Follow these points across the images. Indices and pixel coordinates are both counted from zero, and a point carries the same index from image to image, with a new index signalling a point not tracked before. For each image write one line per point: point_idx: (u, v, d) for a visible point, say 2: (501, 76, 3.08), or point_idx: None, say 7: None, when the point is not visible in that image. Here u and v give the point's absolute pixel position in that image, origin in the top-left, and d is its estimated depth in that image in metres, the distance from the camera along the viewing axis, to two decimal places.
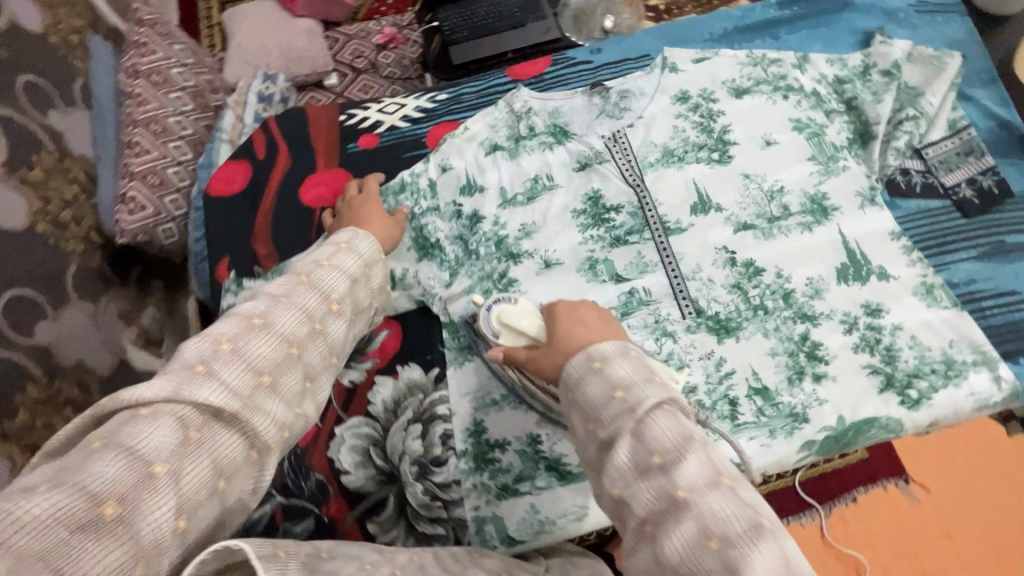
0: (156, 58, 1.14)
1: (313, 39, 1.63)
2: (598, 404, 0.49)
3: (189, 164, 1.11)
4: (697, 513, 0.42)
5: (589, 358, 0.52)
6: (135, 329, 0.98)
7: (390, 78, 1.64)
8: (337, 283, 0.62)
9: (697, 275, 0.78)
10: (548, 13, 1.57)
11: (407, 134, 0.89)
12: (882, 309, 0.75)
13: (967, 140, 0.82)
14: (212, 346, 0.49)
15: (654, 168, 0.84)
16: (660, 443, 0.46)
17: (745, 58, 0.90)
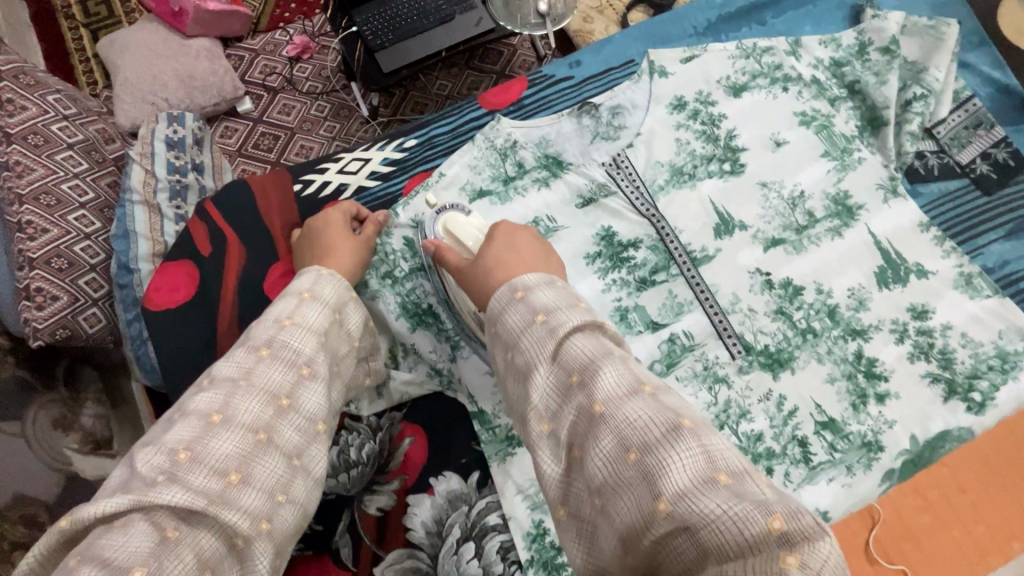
0: (28, 115, 0.93)
1: (217, 63, 1.42)
2: (518, 331, 0.46)
3: (100, 235, 0.91)
4: (615, 426, 0.37)
5: (512, 287, 0.48)
6: (75, 434, 0.78)
7: (312, 93, 1.49)
8: (307, 343, 0.50)
9: (736, 307, 0.71)
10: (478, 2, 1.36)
11: (380, 194, 0.75)
12: (929, 310, 0.71)
13: (973, 111, 0.79)
14: (168, 458, 0.41)
15: (665, 192, 0.76)
16: (578, 361, 0.42)
17: (736, 50, 0.81)
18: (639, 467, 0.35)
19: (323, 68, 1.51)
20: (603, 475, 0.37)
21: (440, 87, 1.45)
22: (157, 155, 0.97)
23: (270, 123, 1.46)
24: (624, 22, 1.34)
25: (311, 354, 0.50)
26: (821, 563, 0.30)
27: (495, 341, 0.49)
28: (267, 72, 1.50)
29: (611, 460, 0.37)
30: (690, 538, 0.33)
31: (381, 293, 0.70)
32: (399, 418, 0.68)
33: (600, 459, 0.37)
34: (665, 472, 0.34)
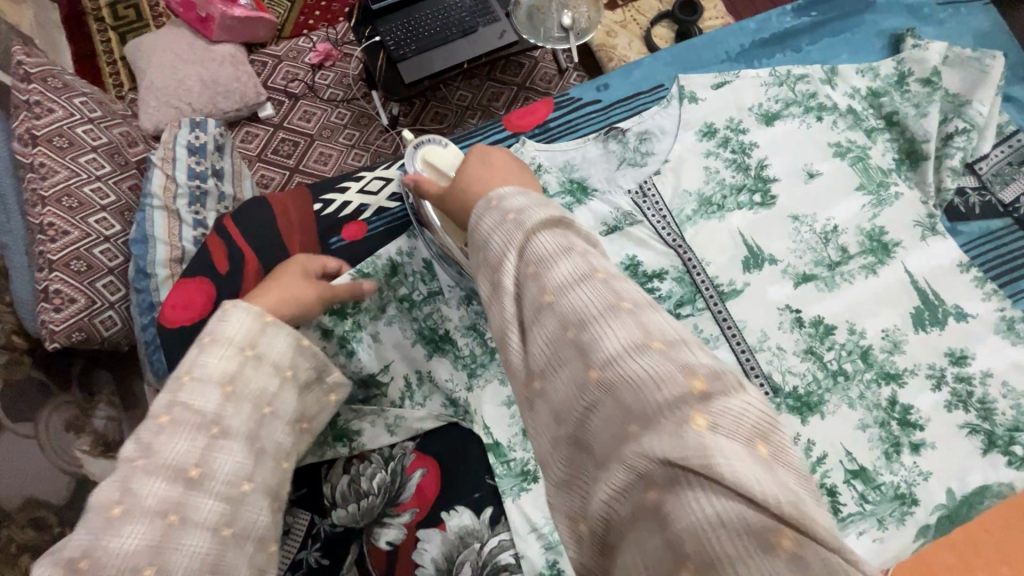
0: (56, 117, 0.93)
1: (241, 69, 1.42)
2: (488, 232, 0.42)
3: (119, 237, 0.92)
4: (559, 311, 0.36)
5: (485, 196, 0.44)
6: (87, 436, 0.78)
7: (333, 101, 1.48)
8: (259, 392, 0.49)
9: (764, 345, 0.68)
10: (501, 13, 1.33)
11: (399, 214, 0.74)
12: (968, 356, 0.68)
13: (1018, 148, 0.76)
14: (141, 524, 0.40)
15: (692, 222, 0.73)
16: (539, 252, 0.39)
17: (769, 77, 0.79)
18: (575, 344, 0.35)
19: (344, 76, 1.51)
20: (544, 358, 0.36)
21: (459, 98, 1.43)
22: (179, 161, 0.97)
23: (291, 129, 1.46)
24: (647, 39, 1.32)
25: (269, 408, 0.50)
26: (734, 421, 0.29)
27: (476, 261, 0.43)
28: (289, 78, 1.50)
29: (549, 338, 0.36)
30: (614, 403, 0.32)
31: (398, 320, 0.69)
32: (411, 448, 0.66)
33: (542, 343, 0.36)
34: (599, 342, 0.34)
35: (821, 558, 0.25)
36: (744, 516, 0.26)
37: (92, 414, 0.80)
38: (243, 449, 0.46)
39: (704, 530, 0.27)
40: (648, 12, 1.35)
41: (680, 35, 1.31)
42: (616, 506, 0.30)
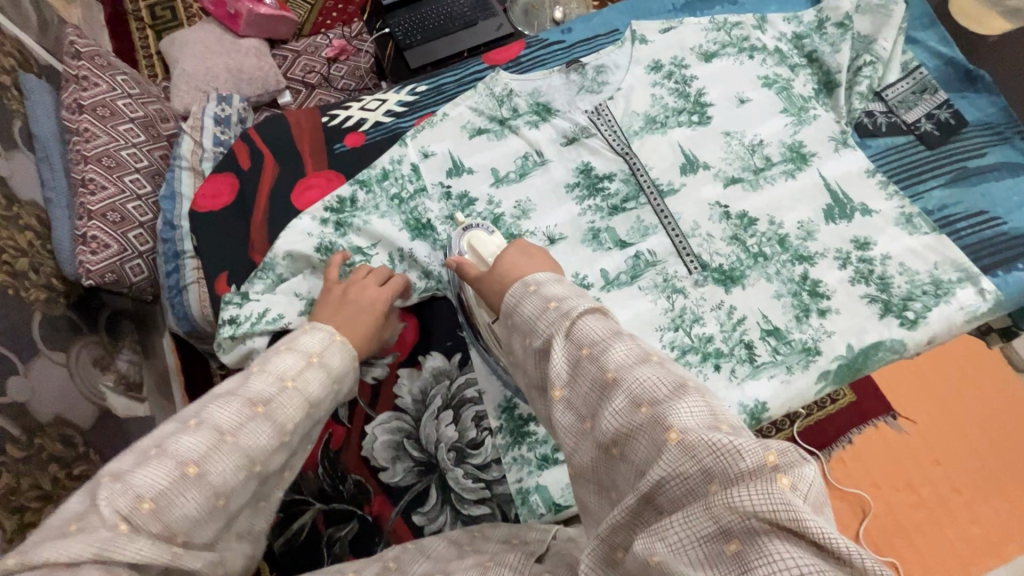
0: (100, 91, 1.10)
1: (263, 59, 1.60)
2: (535, 318, 0.51)
3: (150, 197, 1.08)
4: (628, 386, 0.43)
5: (524, 282, 0.54)
6: (110, 374, 1.00)
7: (345, 90, 1.64)
8: (294, 411, 0.56)
9: (696, 232, 0.81)
10: (499, 10, 1.53)
11: (391, 128, 0.88)
12: (871, 242, 0.80)
13: (920, 79, 0.89)
14: (177, 471, 0.48)
15: (639, 136, 0.87)
16: (589, 335, 0.48)
17: (708, 23, 0.94)
18: (649, 414, 0.41)
19: (357, 68, 1.66)
20: (616, 426, 0.42)
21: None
22: (206, 129, 1.13)
23: None
24: None
25: (291, 423, 0.56)
26: (811, 485, 0.35)
27: (509, 331, 0.54)
28: (307, 71, 1.67)
29: (624, 415, 0.42)
30: (694, 463, 0.38)
31: (389, 213, 0.82)
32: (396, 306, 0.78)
33: (614, 415, 0.43)
34: (673, 410, 0.41)
35: None
36: (824, 569, 0.31)
37: (116, 357, 1.03)
38: (271, 433, 0.54)
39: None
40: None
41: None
42: (702, 557, 0.35)
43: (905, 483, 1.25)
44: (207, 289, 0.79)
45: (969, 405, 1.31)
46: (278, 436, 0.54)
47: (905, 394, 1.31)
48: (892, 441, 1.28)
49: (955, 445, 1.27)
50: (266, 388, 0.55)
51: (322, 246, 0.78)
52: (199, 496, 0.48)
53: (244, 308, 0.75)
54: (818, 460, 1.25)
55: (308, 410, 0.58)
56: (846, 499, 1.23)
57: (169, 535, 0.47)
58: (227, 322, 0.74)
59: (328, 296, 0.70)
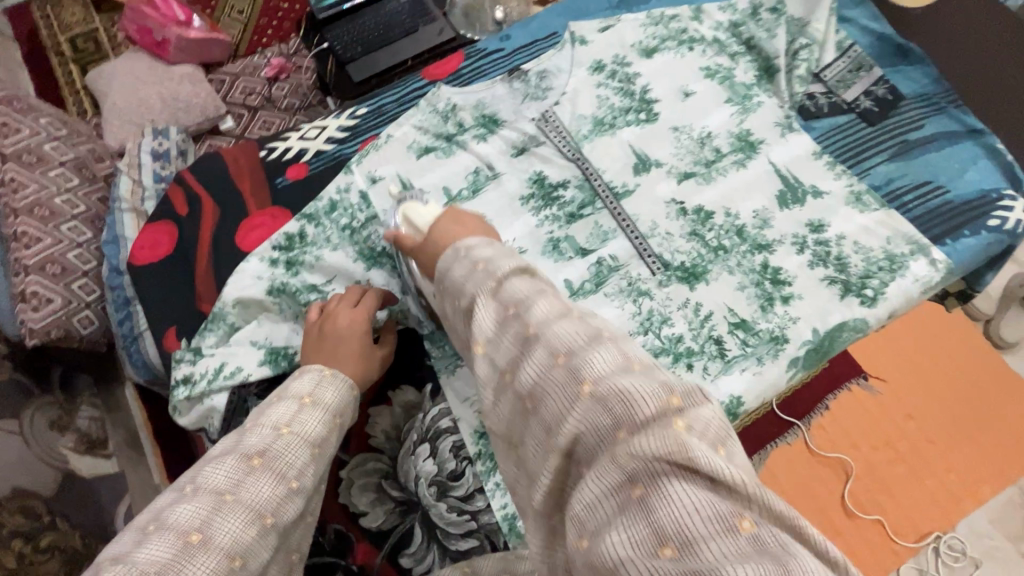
0: (22, 136, 1.01)
1: (199, 84, 1.53)
2: (464, 281, 0.49)
3: (92, 243, 0.99)
4: (548, 339, 0.42)
5: (454, 247, 0.52)
6: (71, 435, 0.94)
7: (291, 110, 1.58)
8: (301, 456, 0.54)
9: (655, 232, 0.81)
10: (438, 14, 1.49)
11: (334, 156, 0.85)
12: (825, 224, 0.81)
13: (855, 57, 0.90)
14: (181, 540, 0.45)
15: (589, 139, 0.86)
16: (563, 338, 0.41)
17: (645, 19, 0.93)
18: (566, 367, 0.40)
19: (299, 86, 1.60)
20: (535, 380, 0.42)
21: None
22: (144, 163, 1.04)
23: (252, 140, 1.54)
24: None
25: (302, 467, 0.54)
26: (706, 424, 0.36)
27: (443, 293, 0.52)
28: (247, 93, 1.59)
29: (542, 369, 0.41)
30: (606, 414, 0.37)
31: (342, 244, 0.78)
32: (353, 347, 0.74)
33: (533, 369, 0.42)
34: (589, 361, 0.40)
35: (772, 536, 0.31)
36: (711, 505, 0.32)
37: (76, 415, 0.96)
38: (273, 482, 0.51)
39: (680, 512, 0.32)
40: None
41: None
42: (606, 498, 0.35)
43: (886, 441, 1.29)
44: (155, 345, 0.75)
45: (937, 356, 1.35)
46: (285, 484, 0.52)
47: (872, 353, 1.35)
48: (867, 401, 1.32)
49: (927, 396, 1.32)
50: (265, 438, 0.54)
51: (274, 288, 0.75)
52: (208, 569, 0.45)
53: (198, 365, 0.71)
54: (800, 431, 1.27)
55: (315, 452, 0.56)
56: (828, 463, 1.27)
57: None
58: (181, 382, 0.71)
59: (314, 334, 0.67)
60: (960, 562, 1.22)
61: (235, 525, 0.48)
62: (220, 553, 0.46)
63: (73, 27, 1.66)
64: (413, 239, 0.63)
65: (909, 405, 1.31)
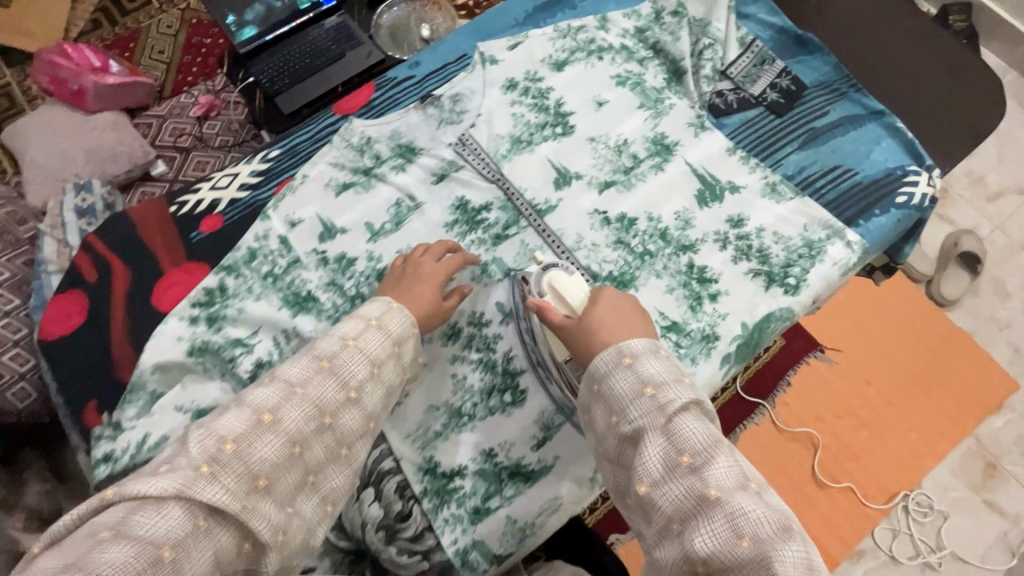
0: None
1: (123, 131, 1.46)
2: (628, 400, 0.57)
3: (19, 310, 0.95)
4: (728, 511, 0.49)
5: (619, 354, 0.59)
6: (17, 514, 0.85)
7: (225, 147, 1.52)
8: (359, 369, 0.62)
9: (581, 244, 0.81)
10: (363, 37, 1.43)
11: (249, 203, 0.82)
12: (744, 218, 0.82)
13: (758, 52, 0.93)
14: (255, 418, 0.56)
15: (508, 159, 0.86)
16: (688, 443, 0.53)
17: (553, 32, 0.94)
18: (694, 471, 0.52)
19: (231, 122, 1.55)
20: (668, 480, 0.53)
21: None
22: (70, 224, 1.05)
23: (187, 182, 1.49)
24: None
25: (360, 381, 0.62)
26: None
27: (595, 400, 0.60)
28: (178, 134, 1.54)
29: (721, 542, 0.48)
30: (729, 526, 0.49)
31: (266, 292, 0.76)
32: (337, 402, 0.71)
33: (665, 470, 0.53)
34: (716, 473, 0.52)
35: None
36: None
37: (22, 492, 0.89)
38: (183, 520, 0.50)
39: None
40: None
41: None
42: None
43: (846, 410, 1.33)
44: (73, 422, 0.71)
45: (887, 324, 1.39)
46: (346, 393, 0.60)
47: (828, 326, 1.39)
48: (827, 373, 1.35)
49: (881, 364, 1.36)
50: (333, 347, 0.62)
51: (195, 348, 0.72)
52: (275, 442, 0.56)
53: (119, 440, 0.68)
54: (766, 410, 1.30)
55: (373, 370, 0.63)
56: (795, 438, 1.30)
57: (253, 476, 0.54)
58: (102, 460, 0.67)
59: (398, 273, 0.74)
60: (928, 517, 1.29)
61: (296, 415, 0.57)
62: (283, 432, 0.56)
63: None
64: (566, 315, 0.67)
65: (868, 372, 1.35)
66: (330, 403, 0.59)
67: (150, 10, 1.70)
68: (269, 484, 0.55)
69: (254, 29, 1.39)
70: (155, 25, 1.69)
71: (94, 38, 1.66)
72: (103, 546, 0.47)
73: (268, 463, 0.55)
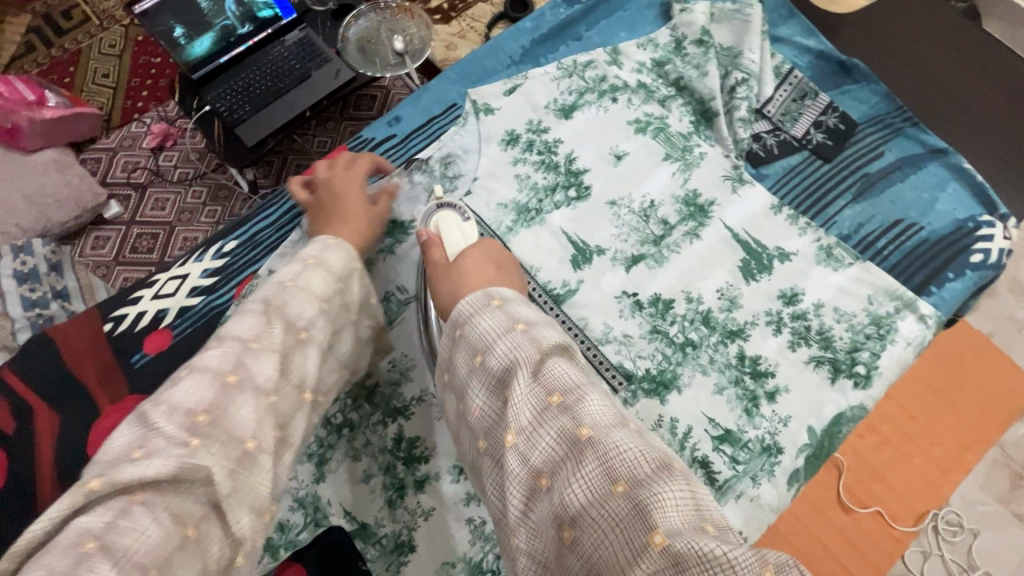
0: None
1: (61, 170, 1.21)
2: (495, 335, 0.46)
3: None
4: (601, 451, 0.37)
5: (487, 296, 0.49)
6: None
7: (184, 181, 1.29)
8: (307, 307, 0.52)
9: (610, 337, 0.68)
10: (332, 51, 1.11)
11: (204, 309, 0.68)
12: (799, 293, 0.70)
13: (796, 84, 0.80)
14: (218, 381, 0.45)
15: (514, 233, 0.72)
16: (560, 380, 0.42)
17: (557, 71, 0.79)
18: (562, 407, 0.40)
19: (191, 152, 1.31)
20: (530, 420, 0.41)
21: (317, 145, 1.29)
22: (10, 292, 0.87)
23: (144, 223, 1.27)
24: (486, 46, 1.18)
25: (310, 318, 0.52)
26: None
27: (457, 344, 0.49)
28: (130, 169, 1.30)
29: (592, 488, 0.36)
30: (601, 466, 0.37)
31: None
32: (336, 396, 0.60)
33: (527, 410, 0.41)
34: (584, 409, 0.40)
35: None
36: None
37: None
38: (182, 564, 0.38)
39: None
40: (482, 18, 1.21)
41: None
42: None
43: None
44: None
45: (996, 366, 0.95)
46: (294, 334, 0.51)
47: None
48: None
49: None
50: (270, 293, 0.53)
51: None
52: (252, 400, 0.45)
53: None
54: None
55: (323, 305, 0.54)
56: None
57: (237, 441, 0.43)
58: None
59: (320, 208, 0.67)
60: (963, 537, 0.85)
61: (267, 366, 0.47)
62: (256, 390, 0.46)
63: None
64: (441, 255, 0.61)
65: None
66: (278, 348, 0.49)
67: (91, 27, 1.38)
68: (259, 447, 0.44)
69: (206, 41, 1.06)
70: (97, 44, 1.37)
71: (28, 63, 1.35)
72: (94, 559, 0.35)
73: (250, 424, 0.45)
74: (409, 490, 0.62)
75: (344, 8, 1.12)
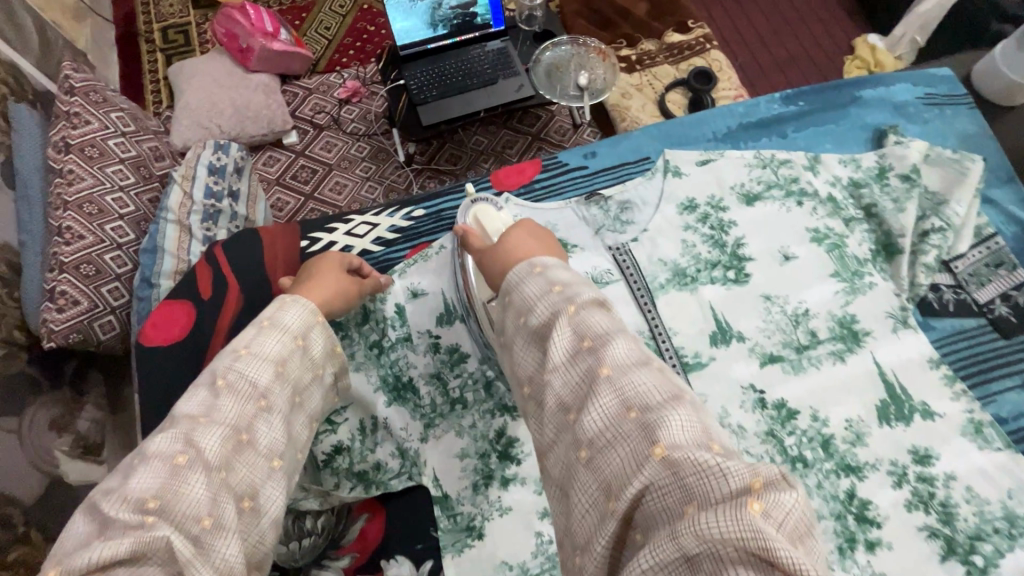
0: (90, 129, 0.93)
1: (273, 95, 1.40)
2: (534, 294, 0.45)
3: (131, 246, 0.89)
4: (646, 425, 0.35)
5: (531, 261, 0.48)
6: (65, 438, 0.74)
7: (355, 135, 1.44)
8: (263, 373, 0.49)
9: (725, 421, 0.69)
10: (522, 68, 1.21)
11: (380, 258, 0.80)
12: (932, 456, 0.67)
13: (995, 250, 0.77)
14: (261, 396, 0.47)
15: (665, 292, 0.75)
16: (613, 355, 0.40)
17: (753, 158, 0.82)
18: (611, 386, 0.38)
19: (369, 112, 1.46)
20: (596, 427, 0.37)
21: (475, 143, 1.39)
22: (198, 179, 0.95)
23: (311, 158, 1.42)
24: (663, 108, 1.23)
25: (267, 384, 0.49)
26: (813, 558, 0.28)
27: (504, 308, 0.48)
28: (317, 110, 1.46)
29: (632, 452, 0.35)
30: (645, 438, 0.35)
31: (366, 365, 0.70)
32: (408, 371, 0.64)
33: (597, 417, 0.37)
34: (634, 383, 0.38)
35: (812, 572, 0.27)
36: None
37: (76, 416, 0.77)
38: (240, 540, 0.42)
39: None
40: (663, 78, 1.26)
41: (694, 105, 1.22)
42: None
43: None
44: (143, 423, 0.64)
45: None
46: (253, 403, 0.47)
47: None
48: None
49: None
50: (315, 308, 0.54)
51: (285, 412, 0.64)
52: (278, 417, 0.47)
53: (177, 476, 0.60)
54: None
55: (278, 369, 0.50)
56: None
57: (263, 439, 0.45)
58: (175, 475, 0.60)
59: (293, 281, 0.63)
60: None
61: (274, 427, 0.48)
62: (210, 466, 0.42)
63: (170, 17, 1.55)
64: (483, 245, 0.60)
65: None
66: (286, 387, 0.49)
67: None
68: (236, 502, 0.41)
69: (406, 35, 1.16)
70: (331, 2, 1.60)
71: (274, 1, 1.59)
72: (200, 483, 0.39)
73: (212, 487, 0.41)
74: (494, 482, 0.66)
75: (546, 35, 1.26)
